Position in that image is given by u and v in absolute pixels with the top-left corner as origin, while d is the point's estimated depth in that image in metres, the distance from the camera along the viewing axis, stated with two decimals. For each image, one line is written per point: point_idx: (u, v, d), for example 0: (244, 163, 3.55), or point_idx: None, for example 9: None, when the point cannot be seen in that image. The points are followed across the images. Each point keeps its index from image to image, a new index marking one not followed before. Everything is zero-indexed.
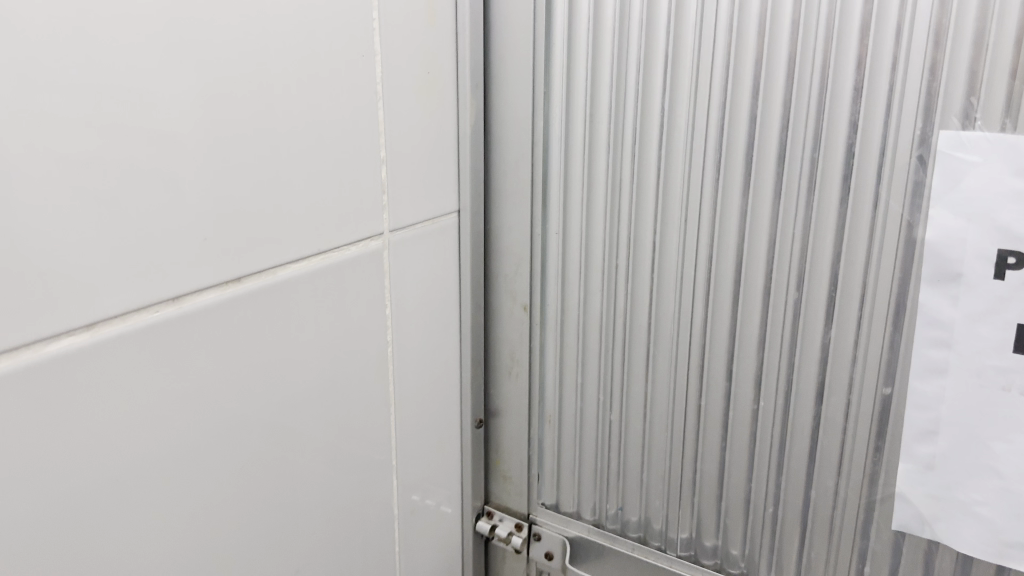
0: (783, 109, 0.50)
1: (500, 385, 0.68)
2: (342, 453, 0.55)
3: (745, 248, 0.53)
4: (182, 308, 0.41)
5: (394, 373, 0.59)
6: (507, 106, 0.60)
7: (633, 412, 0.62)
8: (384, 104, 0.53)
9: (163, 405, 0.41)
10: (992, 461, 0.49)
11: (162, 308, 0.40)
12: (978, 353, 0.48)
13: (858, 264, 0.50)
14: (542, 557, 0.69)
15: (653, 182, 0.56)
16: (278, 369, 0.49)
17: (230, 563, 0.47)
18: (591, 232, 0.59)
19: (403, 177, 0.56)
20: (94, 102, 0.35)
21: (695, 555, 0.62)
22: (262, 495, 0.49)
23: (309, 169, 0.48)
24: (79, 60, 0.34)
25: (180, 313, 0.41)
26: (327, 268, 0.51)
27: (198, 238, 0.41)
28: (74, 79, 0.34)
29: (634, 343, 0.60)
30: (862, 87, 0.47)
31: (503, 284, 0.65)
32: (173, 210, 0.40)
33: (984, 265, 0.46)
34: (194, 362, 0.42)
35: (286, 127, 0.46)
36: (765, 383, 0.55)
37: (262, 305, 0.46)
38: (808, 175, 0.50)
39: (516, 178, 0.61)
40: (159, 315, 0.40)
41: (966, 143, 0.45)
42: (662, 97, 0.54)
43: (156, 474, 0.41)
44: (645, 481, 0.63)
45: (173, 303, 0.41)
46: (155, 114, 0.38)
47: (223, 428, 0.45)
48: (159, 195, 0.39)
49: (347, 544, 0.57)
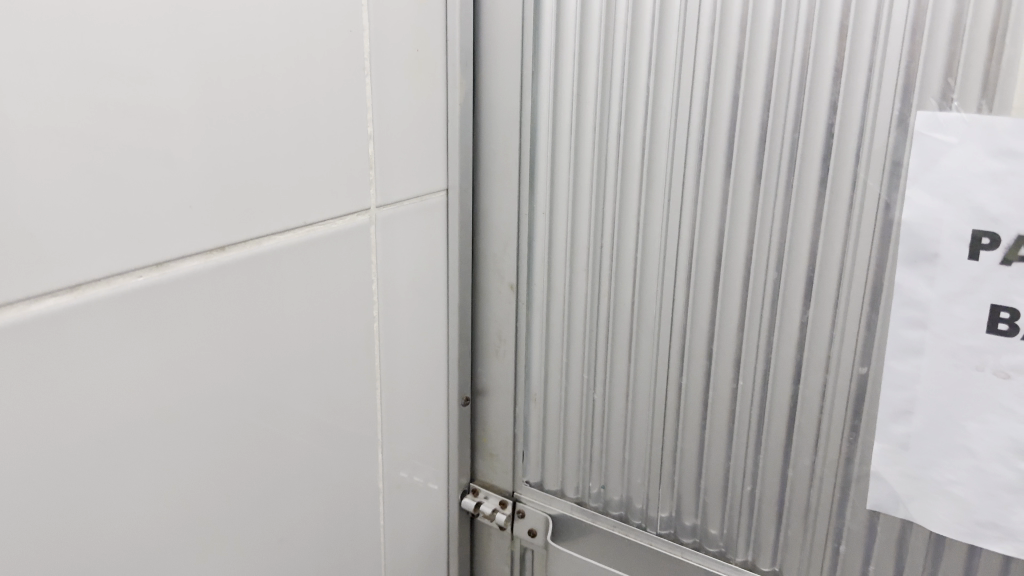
0: (765, 92, 0.50)
1: (487, 364, 0.69)
2: (329, 426, 0.56)
3: (727, 227, 0.54)
4: (164, 275, 0.42)
5: (381, 349, 0.60)
6: (495, 87, 0.60)
7: (617, 392, 0.63)
8: (372, 82, 0.54)
9: (148, 370, 0.42)
10: (966, 441, 0.49)
11: (146, 273, 0.41)
12: (953, 332, 0.48)
13: (836, 244, 0.50)
14: (526, 535, 0.70)
15: (638, 163, 0.56)
16: (265, 340, 0.50)
17: (225, 537, 0.49)
18: (578, 212, 0.60)
19: (391, 154, 0.56)
20: (88, 79, 0.37)
21: (675, 533, 0.63)
22: (247, 462, 0.50)
23: (295, 142, 0.49)
24: (73, 38, 0.36)
25: (163, 280, 0.42)
26: (312, 240, 0.51)
27: (184, 207, 0.42)
28: (69, 56, 0.36)
29: (618, 321, 0.61)
30: (842, 66, 0.47)
31: (491, 263, 0.66)
32: (159, 178, 0.41)
33: (960, 245, 0.47)
34: (178, 329, 0.43)
35: (273, 99, 0.47)
36: (744, 363, 0.56)
37: (249, 276, 0.47)
38: (788, 156, 0.50)
39: (504, 159, 0.62)
40: (143, 280, 0.41)
41: (942, 124, 0.45)
42: (647, 78, 0.54)
43: (139, 437, 0.42)
44: (628, 460, 0.64)
45: (156, 269, 0.41)
46: (149, 92, 0.39)
47: (209, 395, 0.46)
48: (149, 165, 0.40)
49: (332, 516, 0.58)
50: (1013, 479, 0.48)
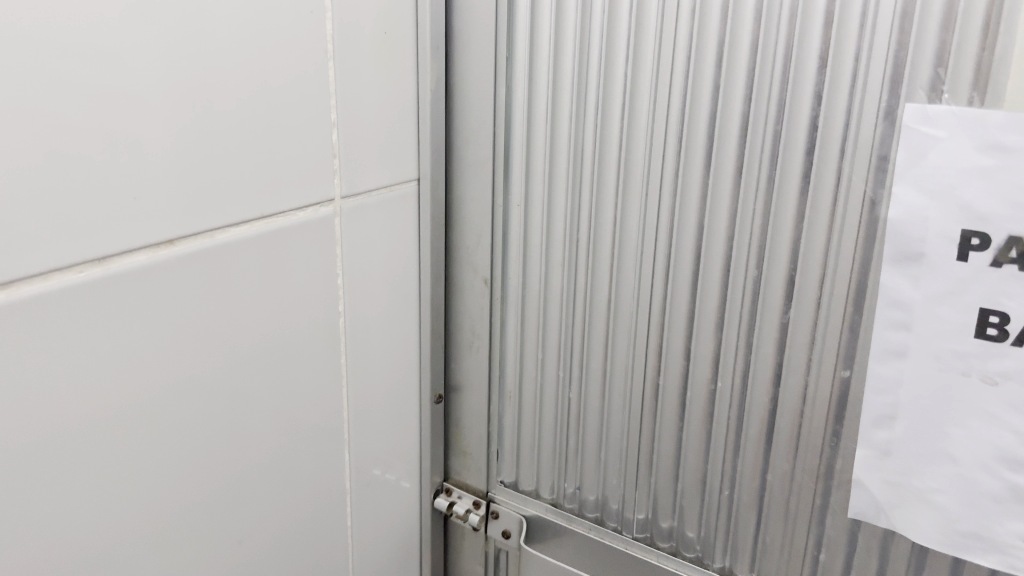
0: (747, 80, 0.48)
1: (461, 359, 0.66)
2: (293, 426, 0.54)
3: (705, 223, 0.52)
4: (110, 270, 0.39)
5: (349, 346, 0.57)
6: (469, 71, 0.58)
7: (593, 390, 0.61)
8: (335, 65, 0.51)
9: (94, 372, 0.39)
10: (949, 448, 0.47)
11: (89, 269, 0.38)
12: (937, 335, 0.46)
13: (818, 242, 0.48)
14: (500, 536, 0.68)
15: (615, 153, 0.54)
16: (224, 338, 0.47)
17: (178, 543, 0.46)
18: (554, 202, 0.58)
19: (357, 142, 0.54)
20: (21, 60, 0.34)
21: (650, 537, 0.61)
22: (205, 465, 0.47)
23: (254, 127, 0.46)
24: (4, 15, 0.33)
25: (109, 276, 0.39)
26: (273, 232, 0.49)
27: (132, 198, 0.40)
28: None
29: (595, 318, 0.59)
30: (828, 55, 0.45)
31: (464, 256, 0.63)
32: (103, 167, 0.38)
33: (947, 245, 0.44)
34: (127, 327, 0.41)
35: (231, 82, 0.44)
36: (722, 363, 0.54)
37: (204, 271, 0.45)
38: (771, 149, 0.48)
39: (479, 148, 0.59)
40: (85, 276, 0.38)
41: (931, 118, 0.43)
42: (625, 64, 0.52)
43: (84, 443, 0.40)
44: (604, 460, 0.62)
45: (100, 264, 0.39)
46: (91, 75, 0.37)
47: (162, 396, 0.44)
48: (92, 154, 0.37)
49: (296, 519, 0.56)
50: (997, 488, 0.46)
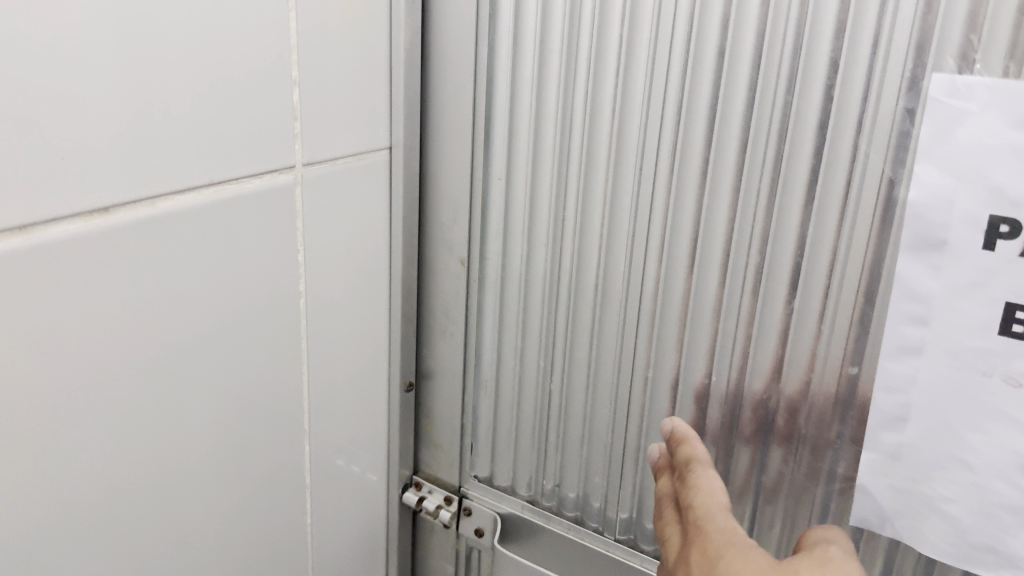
0: (756, 45, 0.43)
1: (433, 344, 0.62)
2: (248, 418, 0.49)
3: (705, 203, 0.47)
4: (33, 240, 0.34)
5: (310, 330, 0.52)
6: (449, 29, 0.53)
7: (576, 381, 0.56)
8: (298, 16, 0.45)
9: (14, 356, 0.34)
10: (963, 454, 0.43)
11: (8, 237, 0.33)
12: (957, 331, 0.41)
13: (829, 226, 0.44)
14: (472, 534, 0.64)
15: (607, 124, 0.49)
16: (172, 321, 0.42)
17: (118, 547, 0.41)
18: (538, 177, 0.53)
19: (321, 104, 0.48)
20: None
21: (634, 539, 0.57)
22: (147, 462, 0.42)
23: (204, 81, 0.40)
24: None
25: (31, 247, 0.34)
26: (226, 200, 0.43)
27: (60, 154, 0.34)
28: None
29: (581, 304, 0.54)
30: (848, 17, 0.40)
31: (439, 233, 0.58)
32: (22, 119, 0.32)
33: (972, 232, 0.40)
34: (53, 306, 0.35)
35: (176, 26, 0.38)
36: (719, 355, 0.50)
37: (147, 244, 0.39)
38: (779, 122, 0.44)
39: (457, 115, 0.54)
40: (4, 246, 0.33)
41: (961, 89, 0.39)
42: (620, 25, 0.47)
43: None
44: (587, 455, 0.58)
45: (21, 233, 0.33)
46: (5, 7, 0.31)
47: (98, 385, 0.38)
48: (9, 102, 0.32)
49: (252, 517, 0.51)
50: (1015, 500, 0.42)
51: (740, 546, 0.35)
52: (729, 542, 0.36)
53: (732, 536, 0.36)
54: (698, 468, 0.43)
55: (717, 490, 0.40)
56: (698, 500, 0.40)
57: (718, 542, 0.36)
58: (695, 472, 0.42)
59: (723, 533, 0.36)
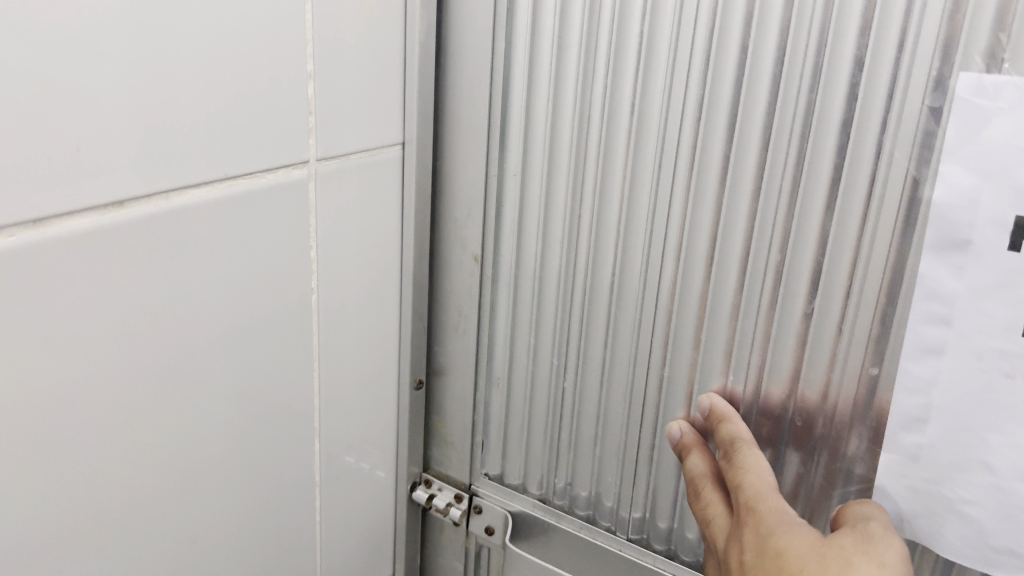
0: (779, 43, 0.43)
1: (445, 341, 0.61)
2: (260, 416, 0.48)
3: (725, 202, 0.47)
4: (46, 235, 0.33)
5: (321, 328, 0.52)
6: (465, 23, 0.52)
7: (590, 380, 0.56)
8: (313, 8, 0.44)
9: (19, 358, 0.33)
10: (985, 456, 0.42)
11: (21, 232, 0.32)
12: (980, 332, 0.41)
13: (852, 226, 0.43)
14: (482, 532, 0.64)
15: (626, 121, 0.49)
16: (182, 319, 0.41)
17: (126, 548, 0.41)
18: (554, 174, 0.52)
19: (334, 99, 0.48)
20: None
21: (646, 538, 0.57)
22: (158, 460, 0.42)
23: (215, 75, 0.39)
24: None
25: (44, 242, 0.33)
26: (240, 195, 0.42)
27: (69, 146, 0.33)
28: None
29: (596, 302, 0.54)
30: (874, 16, 0.40)
31: (453, 229, 0.58)
32: (32, 112, 0.32)
33: (997, 232, 0.40)
34: (66, 306, 0.35)
35: (186, 16, 0.37)
36: (737, 355, 0.49)
37: (161, 239, 0.38)
38: (802, 121, 0.43)
39: (473, 110, 0.54)
40: (16, 240, 0.32)
41: (988, 89, 0.38)
42: (641, 21, 0.46)
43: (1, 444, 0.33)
44: (600, 455, 0.57)
45: (34, 227, 0.33)
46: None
47: (110, 384, 0.38)
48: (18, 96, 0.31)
49: (262, 517, 0.50)
50: None
51: (794, 528, 0.40)
52: (785, 523, 0.41)
53: (786, 518, 0.41)
54: (744, 448, 0.47)
55: (765, 472, 0.45)
56: (750, 483, 0.45)
57: (772, 524, 0.41)
58: (742, 452, 0.47)
59: (778, 516, 0.41)
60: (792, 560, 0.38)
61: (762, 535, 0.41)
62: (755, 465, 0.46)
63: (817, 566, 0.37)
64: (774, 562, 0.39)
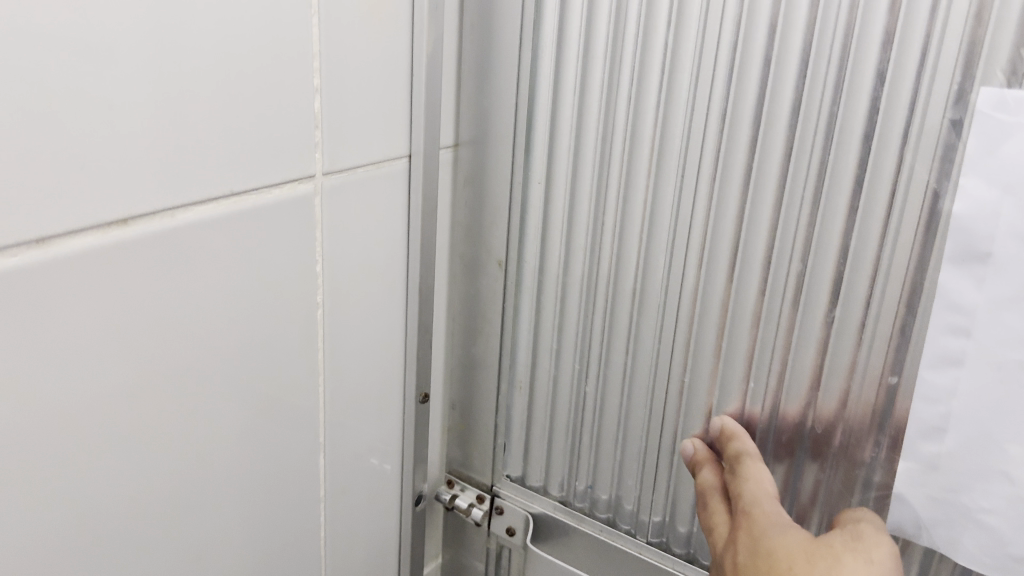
0: (802, 57, 0.43)
1: (468, 346, 0.62)
2: (285, 415, 0.50)
3: (747, 212, 0.48)
4: (49, 253, 0.34)
5: (327, 341, 0.52)
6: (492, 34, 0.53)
7: (612, 385, 0.57)
8: (320, 22, 0.44)
9: (49, 364, 0.35)
10: (1005, 465, 0.43)
11: (24, 251, 0.33)
12: (1000, 343, 0.42)
13: (872, 237, 0.44)
14: (504, 533, 0.65)
15: (650, 131, 0.50)
16: (207, 324, 0.42)
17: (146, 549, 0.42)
18: (578, 182, 0.54)
19: (357, 110, 0.49)
20: None
21: (666, 542, 0.58)
22: (182, 462, 0.43)
23: (241, 89, 0.41)
24: None
25: (48, 260, 0.34)
26: (245, 212, 0.43)
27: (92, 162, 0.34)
28: None
29: (619, 309, 0.55)
30: (895, 32, 0.41)
31: (478, 236, 0.59)
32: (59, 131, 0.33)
33: (1018, 245, 0.40)
34: (95, 312, 0.36)
35: (211, 31, 0.38)
36: (757, 362, 0.50)
37: (167, 255, 0.39)
38: (824, 132, 0.44)
39: (498, 119, 0.55)
40: (21, 260, 0.33)
41: (1010, 104, 0.39)
42: (665, 34, 0.47)
43: (15, 450, 0.34)
44: (620, 459, 0.58)
45: (38, 246, 0.33)
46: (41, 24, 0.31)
47: (133, 390, 0.39)
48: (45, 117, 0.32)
49: (283, 516, 0.52)
50: None
51: (787, 532, 0.42)
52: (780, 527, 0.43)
53: (779, 524, 0.43)
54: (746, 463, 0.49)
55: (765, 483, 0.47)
56: (748, 492, 0.47)
57: (766, 528, 0.43)
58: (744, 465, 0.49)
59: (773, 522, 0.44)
60: (783, 560, 0.41)
61: (755, 539, 0.43)
62: (754, 477, 0.48)
63: (805, 563, 0.40)
64: (766, 561, 0.41)
